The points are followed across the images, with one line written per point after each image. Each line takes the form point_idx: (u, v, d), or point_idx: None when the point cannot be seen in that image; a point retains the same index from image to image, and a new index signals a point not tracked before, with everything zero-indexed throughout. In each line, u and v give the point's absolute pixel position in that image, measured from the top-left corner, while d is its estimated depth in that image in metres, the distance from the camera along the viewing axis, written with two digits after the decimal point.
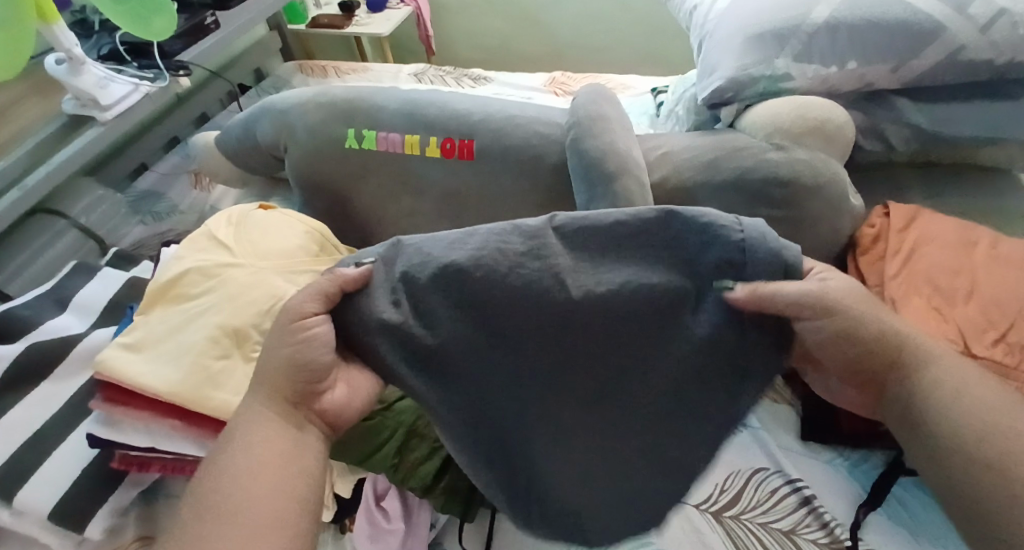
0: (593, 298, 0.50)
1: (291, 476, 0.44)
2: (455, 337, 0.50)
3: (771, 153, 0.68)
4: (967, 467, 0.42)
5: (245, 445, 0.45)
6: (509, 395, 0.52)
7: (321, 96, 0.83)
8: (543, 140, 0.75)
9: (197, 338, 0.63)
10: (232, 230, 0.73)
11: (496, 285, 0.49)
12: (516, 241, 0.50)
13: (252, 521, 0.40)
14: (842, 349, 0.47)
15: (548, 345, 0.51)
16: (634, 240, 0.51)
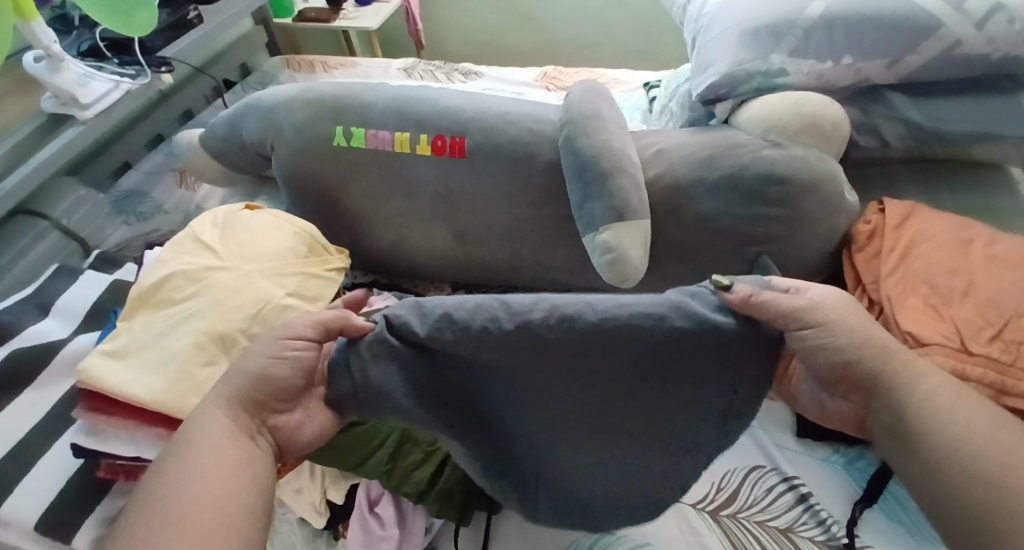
0: (587, 366, 0.46)
1: (243, 478, 0.41)
2: (448, 397, 0.48)
3: (767, 150, 0.67)
4: (965, 483, 0.38)
5: (189, 449, 0.42)
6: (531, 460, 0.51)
7: (308, 93, 0.81)
8: (536, 138, 0.74)
9: (182, 344, 0.61)
10: (218, 232, 0.72)
11: (487, 368, 0.46)
12: (505, 320, 0.45)
13: (191, 525, 0.37)
14: (831, 362, 0.45)
15: (553, 412, 0.49)
16: (626, 326, 0.45)
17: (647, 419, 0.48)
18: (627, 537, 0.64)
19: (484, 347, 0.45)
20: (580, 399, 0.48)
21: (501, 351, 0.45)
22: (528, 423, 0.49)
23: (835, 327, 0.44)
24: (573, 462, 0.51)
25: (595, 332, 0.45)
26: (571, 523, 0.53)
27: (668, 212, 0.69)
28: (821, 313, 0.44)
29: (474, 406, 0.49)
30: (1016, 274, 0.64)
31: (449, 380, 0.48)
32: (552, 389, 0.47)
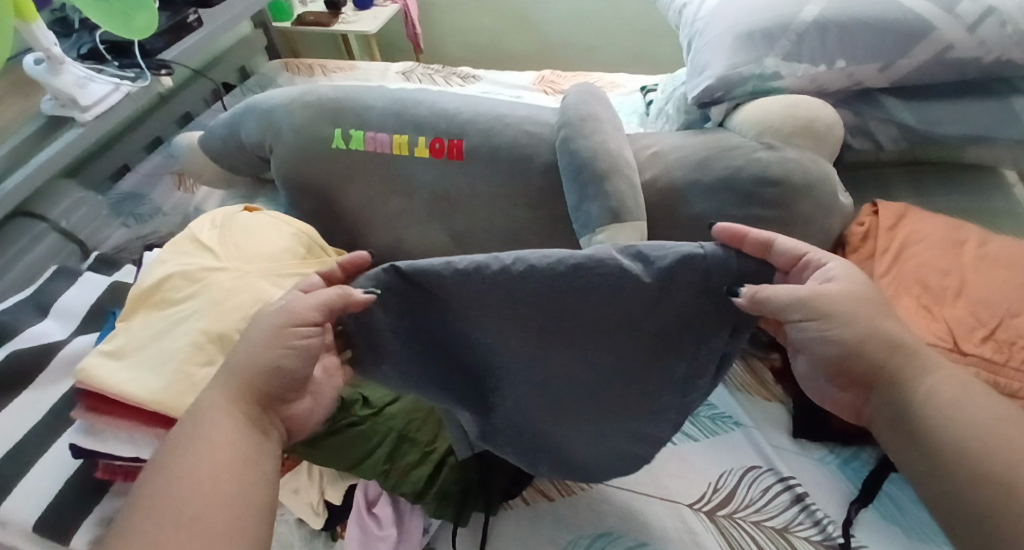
0: (572, 325, 0.48)
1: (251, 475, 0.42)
2: (431, 339, 0.51)
3: (762, 152, 0.68)
4: (965, 476, 0.38)
5: (197, 445, 0.42)
6: (510, 391, 0.54)
7: (307, 96, 0.82)
8: (533, 140, 0.74)
9: (181, 344, 0.61)
10: (217, 233, 0.72)
11: (462, 312, 0.48)
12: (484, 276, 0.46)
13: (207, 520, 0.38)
14: (828, 349, 0.44)
15: (524, 357, 0.50)
16: (602, 288, 0.46)
17: (622, 363, 0.51)
18: (623, 537, 0.65)
19: (471, 306, 0.48)
20: (564, 354, 0.50)
21: (490, 308, 0.47)
22: (518, 377, 0.52)
23: (836, 322, 0.43)
24: (566, 411, 0.54)
25: (578, 297, 0.46)
26: (562, 448, 0.58)
27: (664, 213, 0.70)
28: (820, 309, 0.43)
29: (462, 354, 0.52)
30: (1008, 274, 0.64)
31: (435, 328, 0.50)
32: (542, 345, 0.49)
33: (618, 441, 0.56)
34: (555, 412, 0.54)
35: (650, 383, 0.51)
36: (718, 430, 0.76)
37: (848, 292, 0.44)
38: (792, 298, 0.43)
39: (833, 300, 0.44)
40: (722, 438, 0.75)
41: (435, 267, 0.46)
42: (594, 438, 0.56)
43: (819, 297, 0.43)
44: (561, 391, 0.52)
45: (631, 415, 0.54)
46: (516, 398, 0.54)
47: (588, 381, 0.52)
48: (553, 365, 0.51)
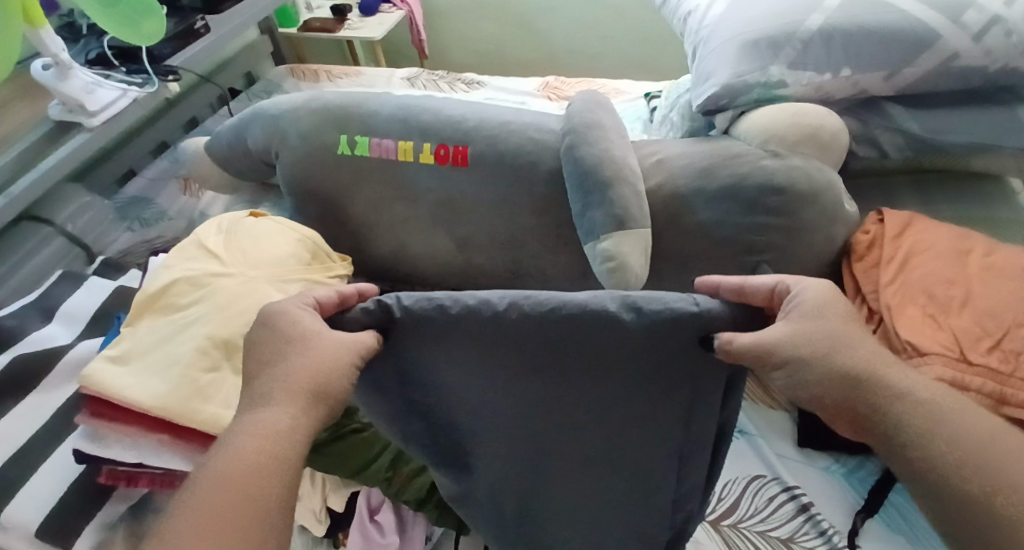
0: (568, 389, 0.44)
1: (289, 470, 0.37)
2: (424, 390, 0.46)
3: (766, 160, 0.67)
4: (966, 495, 0.34)
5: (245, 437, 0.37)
6: (498, 454, 0.48)
7: (313, 102, 0.82)
8: (538, 146, 0.75)
9: (186, 349, 0.62)
10: (222, 238, 0.72)
11: (459, 360, 0.43)
12: (493, 321, 0.40)
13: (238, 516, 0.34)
14: (820, 383, 0.39)
15: (523, 411, 0.46)
16: (583, 334, 0.41)
17: (624, 426, 0.46)
18: None
19: (467, 357, 0.43)
20: (568, 410, 0.45)
21: (477, 369, 0.43)
22: (502, 455, 0.48)
23: (818, 355, 0.39)
24: (550, 492, 0.51)
25: (580, 348, 0.42)
26: (549, 517, 0.53)
27: (669, 221, 0.70)
28: (801, 344, 0.39)
29: (452, 413, 0.47)
30: (1015, 284, 0.64)
31: (424, 377, 0.45)
32: (532, 416, 0.46)
33: (605, 513, 0.52)
34: (537, 493, 0.51)
35: (649, 451, 0.48)
36: None
37: (815, 310, 0.41)
38: (773, 336, 0.39)
39: (816, 325, 0.40)
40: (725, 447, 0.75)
41: (422, 308, 0.41)
42: (577, 525, 0.53)
43: (799, 326, 0.40)
44: (546, 471, 0.49)
45: (624, 485, 0.50)
46: (500, 461, 0.49)
47: (578, 459, 0.49)
48: (543, 438, 0.47)
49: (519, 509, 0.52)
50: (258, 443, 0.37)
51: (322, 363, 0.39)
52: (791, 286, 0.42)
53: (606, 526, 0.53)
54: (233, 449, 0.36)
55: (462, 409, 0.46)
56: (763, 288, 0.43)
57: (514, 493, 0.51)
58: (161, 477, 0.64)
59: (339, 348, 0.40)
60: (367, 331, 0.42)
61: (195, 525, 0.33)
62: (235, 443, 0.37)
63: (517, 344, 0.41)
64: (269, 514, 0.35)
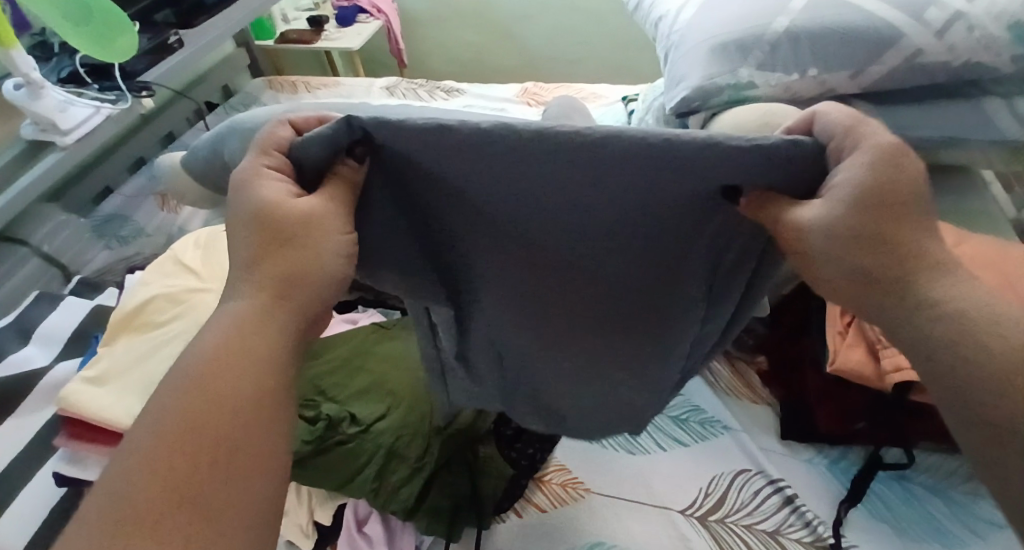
0: (577, 234, 0.41)
1: (252, 359, 0.36)
2: (415, 232, 0.44)
3: None
4: (964, 413, 0.31)
5: (216, 321, 0.37)
6: (491, 300, 0.49)
7: (289, 113, 0.82)
8: None
9: (165, 367, 0.61)
10: (200, 253, 0.72)
11: (453, 194, 0.40)
12: (500, 148, 0.35)
13: (187, 405, 0.33)
14: (840, 275, 0.35)
15: (520, 256, 0.44)
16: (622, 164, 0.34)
17: (626, 290, 0.46)
18: (616, 546, 0.66)
19: (462, 198, 0.40)
20: (568, 267, 0.45)
21: (478, 206, 0.41)
22: (500, 297, 0.48)
23: (840, 249, 0.34)
24: (548, 345, 0.53)
25: (612, 185, 0.36)
26: (542, 371, 0.56)
27: None
28: (841, 234, 0.33)
29: (449, 259, 0.46)
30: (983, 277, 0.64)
31: (420, 212, 0.43)
32: (533, 264, 0.45)
33: (597, 372, 0.55)
34: (535, 344, 0.53)
35: (641, 316, 0.48)
36: (708, 435, 0.76)
37: (860, 188, 0.33)
38: (839, 215, 0.33)
39: (873, 193, 0.33)
40: (712, 443, 0.75)
41: (418, 135, 0.36)
42: (568, 376, 0.56)
43: (854, 194, 0.33)
44: (544, 319, 0.50)
45: (621, 348, 0.52)
46: (495, 310, 0.50)
47: (574, 320, 0.50)
48: (547, 288, 0.47)
49: (516, 356, 0.55)
50: (229, 335, 0.36)
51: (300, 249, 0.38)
52: (867, 132, 0.33)
53: (597, 385, 0.56)
54: (202, 344, 0.36)
55: (452, 253, 0.46)
56: (824, 131, 0.35)
57: (511, 342, 0.54)
58: None
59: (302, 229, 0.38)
60: (309, 202, 0.39)
61: (166, 435, 0.32)
62: (201, 340, 0.36)
63: (528, 198, 0.39)
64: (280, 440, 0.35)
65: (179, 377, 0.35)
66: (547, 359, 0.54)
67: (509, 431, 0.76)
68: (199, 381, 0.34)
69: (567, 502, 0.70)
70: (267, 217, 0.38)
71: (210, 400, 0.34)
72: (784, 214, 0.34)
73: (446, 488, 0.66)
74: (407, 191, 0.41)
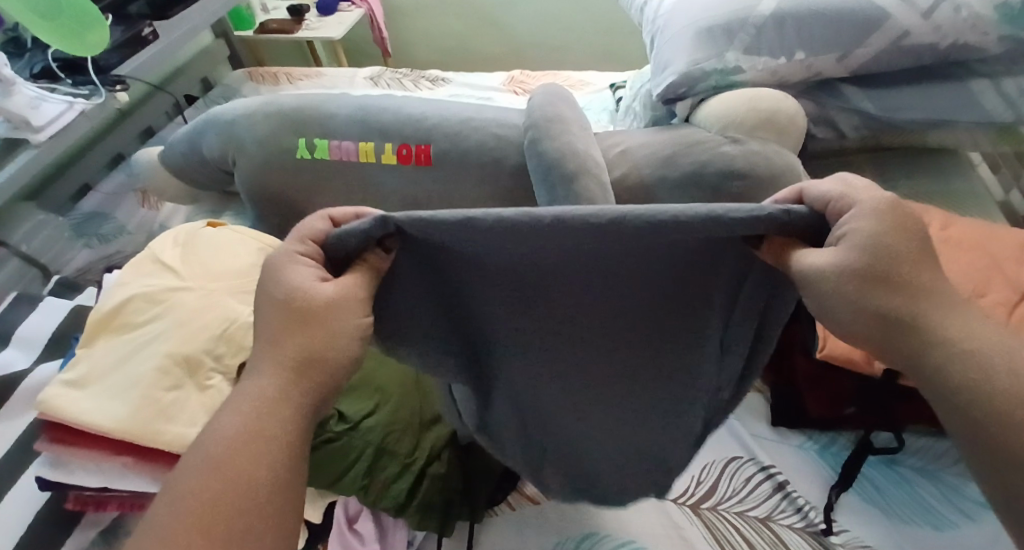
0: (602, 295, 0.40)
1: (271, 445, 0.33)
2: (435, 313, 0.40)
3: (727, 146, 0.68)
4: (973, 429, 0.32)
5: (232, 402, 0.35)
6: (517, 372, 0.46)
7: (269, 105, 0.80)
8: (501, 142, 0.74)
9: (146, 368, 0.60)
10: (180, 251, 0.70)
11: (473, 268, 0.37)
12: (525, 239, 0.32)
13: (205, 488, 0.32)
14: (853, 322, 0.34)
15: (544, 323, 0.42)
16: (631, 242, 0.32)
17: (651, 347, 0.44)
18: (610, 536, 0.66)
19: (487, 273, 0.37)
20: (595, 332, 0.43)
21: (501, 278, 0.38)
22: (525, 367, 0.45)
23: (855, 296, 0.33)
24: (577, 410, 0.50)
25: (622, 250, 0.35)
26: (572, 435, 0.53)
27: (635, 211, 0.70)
28: (853, 285, 0.33)
29: (472, 335, 0.43)
30: (971, 259, 0.65)
31: (438, 291, 0.39)
32: (561, 331, 0.42)
33: (630, 431, 0.52)
34: (563, 409, 0.50)
35: (668, 373, 0.46)
36: None
37: (870, 241, 0.32)
38: (848, 267, 0.32)
39: (879, 253, 0.33)
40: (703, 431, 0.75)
41: (435, 223, 0.32)
42: (597, 438, 0.53)
43: (866, 248, 0.32)
44: (573, 382, 0.47)
45: (652, 406, 0.49)
46: (521, 381, 0.47)
47: (594, 379, 0.47)
48: (575, 353, 0.44)
49: (541, 421, 0.52)
50: (245, 415, 0.34)
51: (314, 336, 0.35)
52: (858, 196, 0.34)
53: (629, 444, 0.53)
54: (222, 422, 0.34)
55: (472, 331, 0.42)
56: (820, 199, 0.35)
57: (535, 408, 0.51)
58: (130, 500, 0.62)
59: (313, 316, 0.35)
60: (330, 287, 0.35)
61: (181, 518, 0.30)
62: (220, 420, 0.34)
63: (548, 267, 0.36)
64: (289, 524, 0.33)
65: (197, 457, 0.33)
66: (574, 418, 0.51)
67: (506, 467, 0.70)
68: (218, 463, 0.32)
69: None
70: (289, 302, 0.35)
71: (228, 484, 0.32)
72: (791, 262, 0.33)
73: (439, 482, 0.64)
74: (431, 269, 0.38)
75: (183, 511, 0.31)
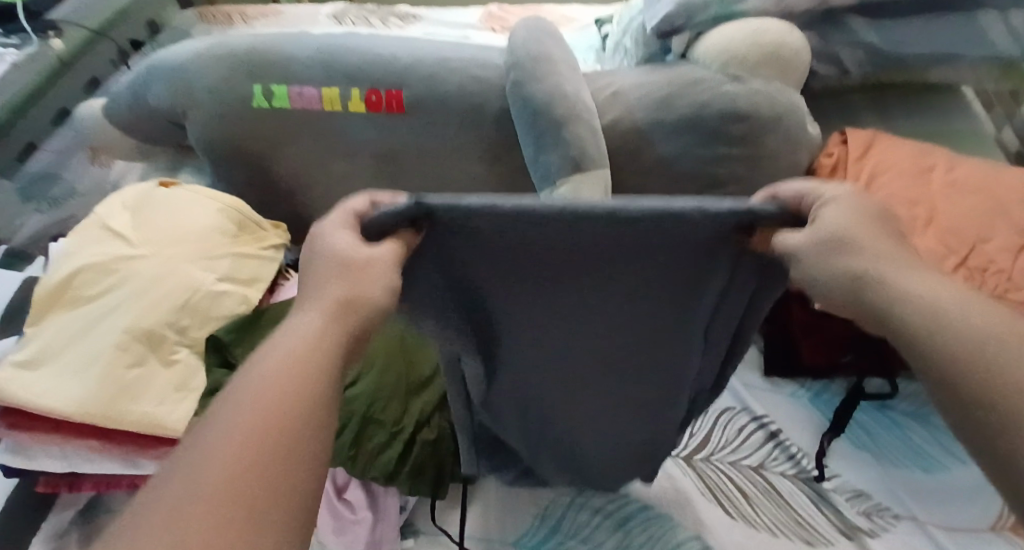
0: (605, 301, 0.36)
1: (309, 414, 0.24)
2: (438, 305, 0.36)
3: (728, 85, 0.62)
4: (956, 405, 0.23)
5: (258, 359, 0.26)
6: (521, 360, 0.43)
7: (220, 48, 0.71)
8: (482, 85, 0.67)
9: (105, 345, 0.56)
10: (131, 215, 0.64)
11: (483, 264, 0.32)
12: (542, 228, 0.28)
13: (225, 457, 0.21)
14: (830, 287, 0.27)
15: (556, 318, 0.38)
16: (630, 236, 0.29)
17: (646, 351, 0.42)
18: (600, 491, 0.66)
19: (495, 268, 0.33)
20: (600, 332, 0.39)
21: (513, 275, 0.33)
22: (531, 357, 0.42)
23: (821, 264, 0.27)
24: (573, 399, 0.48)
25: (614, 257, 0.31)
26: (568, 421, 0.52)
27: (628, 158, 0.66)
28: (813, 252, 0.27)
29: (476, 325, 0.39)
30: (979, 201, 0.62)
31: (440, 287, 0.35)
32: (567, 327, 0.39)
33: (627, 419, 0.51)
34: (563, 397, 0.48)
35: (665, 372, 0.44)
36: None
37: (841, 219, 0.27)
38: (815, 244, 0.27)
39: (848, 231, 0.27)
40: None
41: (473, 206, 0.27)
42: (593, 425, 0.52)
43: (833, 226, 0.27)
44: (576, 374, 0.44)
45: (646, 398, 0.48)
46: (525, 370, 0.44)
47: (596, 374, 0.44)
48: (574, 350, 0.41)
49: (540, 409, 0.50)
50: (282, 371, 0.25)
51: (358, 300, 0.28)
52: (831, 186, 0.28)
53: (626, 430, 0.53)
54: (249, 382, 0.24)
55: (479, 321, 0.38)
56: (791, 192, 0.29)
57: (536, 397, 0.48)
58: (106, 480, 0.59)
59: (359, 272, 0.28)
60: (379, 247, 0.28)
61: (195, 500, 0.20)
62: (251, 377, 0.25)
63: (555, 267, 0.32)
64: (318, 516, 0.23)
65: (225, 417, 0.23)
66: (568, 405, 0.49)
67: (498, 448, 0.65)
68: (242, 427, 0.22)
69: None
70: (332, 265, 0.28)
71: (256, 454, 0.22)
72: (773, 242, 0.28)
73: (429, 447, 0.61)
74: (446, 263, 0.32)
75: (201, 485, 0.20)
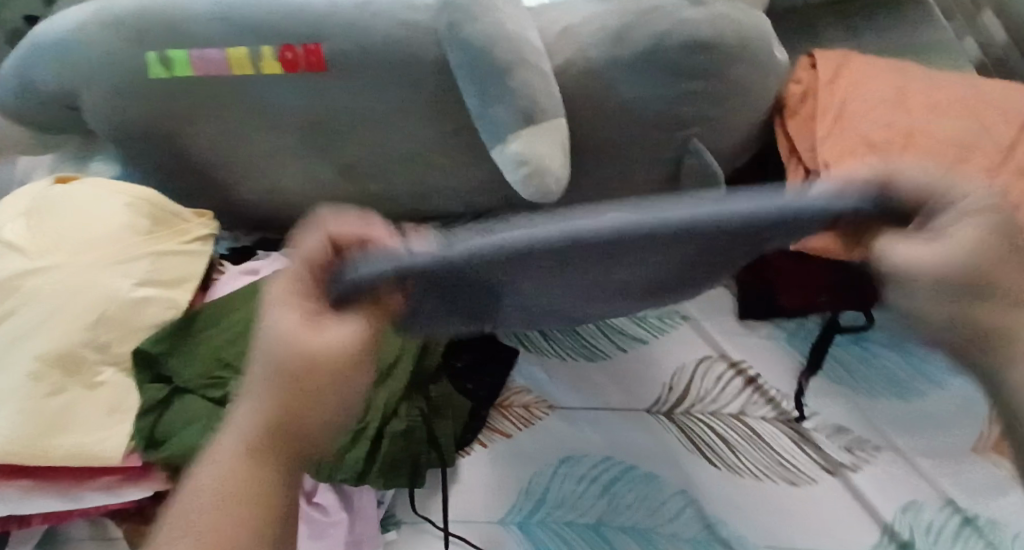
0: (629, 267, 0.37)
1: (268, 473, 0.28)
2: (457, 296, 0.37)
3: (688, 3, 0.50)
4: None
5: (241, 409, 0.29)
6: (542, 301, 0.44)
7: (103, 2, 0.55)
8: (415, 18, 0.51)
9: (17, 376, 0.48)
10: (27, 222, 0.55)
11: (519, 263, 0.32)
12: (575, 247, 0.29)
13: (211, 500, 0.28)
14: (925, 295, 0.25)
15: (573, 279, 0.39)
16: (635, 246, 0.31)
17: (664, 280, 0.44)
18: (588, 457, 0.64)
19: (520, 270, 0.33)
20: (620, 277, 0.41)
21: (535, 264, 0.33)
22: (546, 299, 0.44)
23: (939, 297, 0.25)
24: (591, 307, 0.51)
25: (633, 253, 0.32)
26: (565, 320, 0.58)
27: (586, 104, 0.56)
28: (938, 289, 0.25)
29: (485, 296, 0.39)
30: (958, 120, 0.57)
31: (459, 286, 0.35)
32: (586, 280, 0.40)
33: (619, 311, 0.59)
34: (579, 309, 0.51)
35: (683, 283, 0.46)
36: (667, 329, 0.72)
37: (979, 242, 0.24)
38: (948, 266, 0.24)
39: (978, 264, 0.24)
40: (672, 336, 0.72)
41: (485, 251, 0.30)
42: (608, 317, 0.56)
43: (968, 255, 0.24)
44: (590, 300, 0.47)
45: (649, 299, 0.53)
46: (537, 303, 0.46)
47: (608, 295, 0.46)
48: (594, 291, 0.44)
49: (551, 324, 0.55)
50: (252, 428, 0.28)
51: (314, 395, 0.28)
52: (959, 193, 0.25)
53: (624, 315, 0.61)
54: (240, 426, 0.29)
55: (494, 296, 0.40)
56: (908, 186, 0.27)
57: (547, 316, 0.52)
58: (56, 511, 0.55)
59: (310, 378, 0.27)
60: (338, 332, 0.28)
61: (196, 522, 0.27)
62: (237, 417, 0.29)
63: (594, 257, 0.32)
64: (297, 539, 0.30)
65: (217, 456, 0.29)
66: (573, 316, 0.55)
67: (461, 364, 0.68)
68: (230, 473, 0.28)
69: (533, 424, 0.66)
70: (293, 367, 0.27)
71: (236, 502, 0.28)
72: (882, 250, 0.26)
73: (400, 439, 0.59)
74: (446, 282, 0.32)
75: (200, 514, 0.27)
